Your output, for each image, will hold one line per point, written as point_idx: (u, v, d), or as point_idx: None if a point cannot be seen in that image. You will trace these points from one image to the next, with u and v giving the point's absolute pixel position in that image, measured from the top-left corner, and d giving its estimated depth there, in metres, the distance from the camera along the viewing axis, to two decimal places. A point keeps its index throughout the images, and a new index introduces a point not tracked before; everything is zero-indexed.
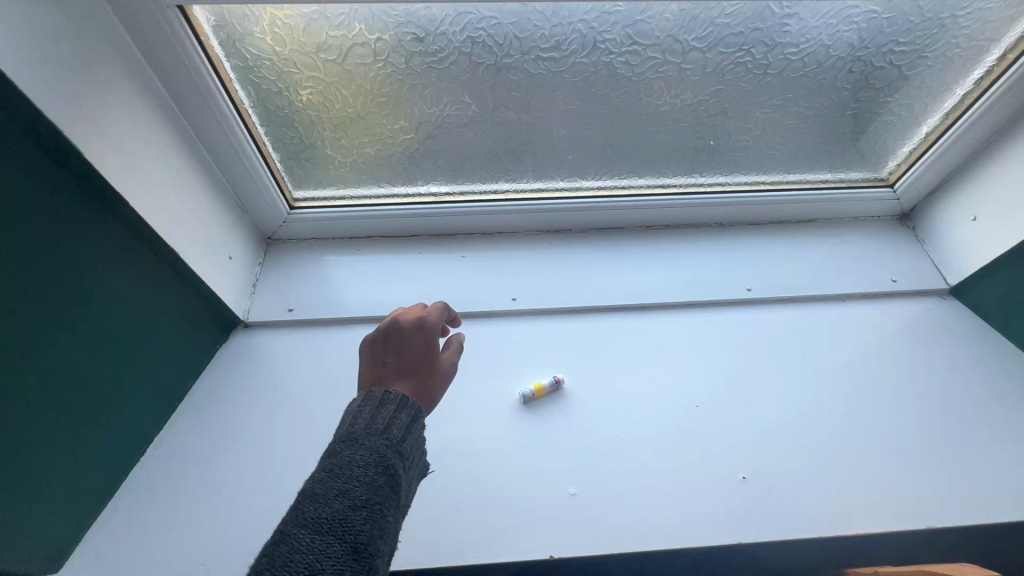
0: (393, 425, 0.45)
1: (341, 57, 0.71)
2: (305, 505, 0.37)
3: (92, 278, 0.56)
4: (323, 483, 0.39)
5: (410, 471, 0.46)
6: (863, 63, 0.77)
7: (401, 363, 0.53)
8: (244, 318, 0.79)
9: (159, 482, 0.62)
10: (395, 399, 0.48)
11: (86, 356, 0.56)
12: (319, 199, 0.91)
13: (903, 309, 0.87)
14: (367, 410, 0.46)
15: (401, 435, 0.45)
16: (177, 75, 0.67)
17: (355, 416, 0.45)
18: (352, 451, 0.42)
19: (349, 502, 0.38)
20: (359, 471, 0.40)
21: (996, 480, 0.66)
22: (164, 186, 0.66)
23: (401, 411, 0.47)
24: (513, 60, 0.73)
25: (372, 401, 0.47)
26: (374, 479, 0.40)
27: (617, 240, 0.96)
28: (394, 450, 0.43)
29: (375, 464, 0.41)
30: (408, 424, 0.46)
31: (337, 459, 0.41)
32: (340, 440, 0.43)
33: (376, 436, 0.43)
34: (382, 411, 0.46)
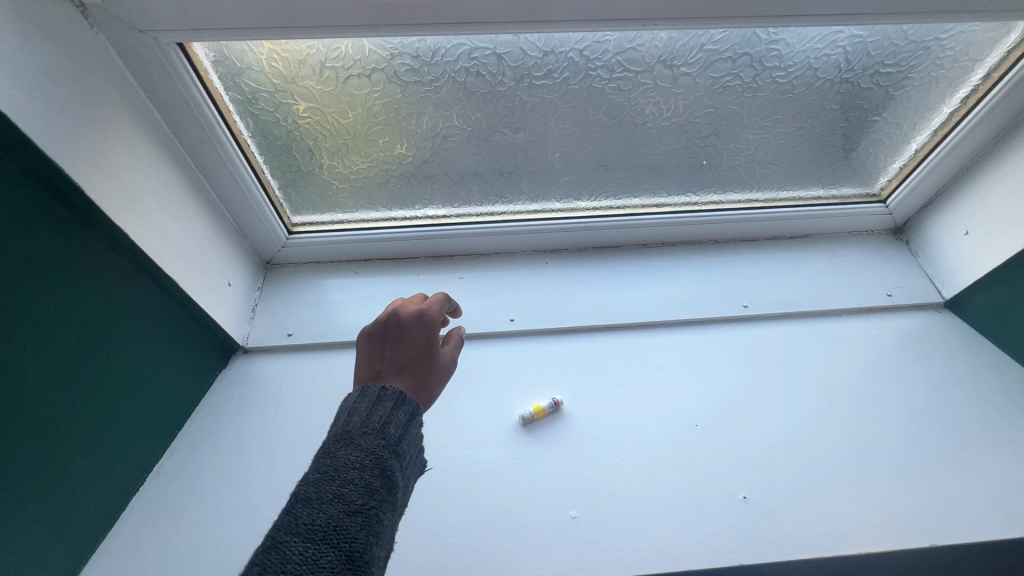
0: (390, 424, 0.45)
1: (338, 89, 0.74)
2: (299, 511, 0.36)
3: (89, 305, 0.59)
4: (317, 486, 0.38)
5: (410, 470, 0.45)
6: (851, 84, 0.80)
7: (400, 357, 0.53)
8: (243, 344, 0.85)
9: (171, 500, 0.68)
10: (392, 397, 0.47)
11: (87, 376, 0.60)
12: (315, 223, 0.96)
13: (893, 323, 0.91)
14: (363, 408, 0.46)
15: (398, 435, 0.44)
16: (178, 109, 0.70)
17: (351, 415, 0.45)
18: (347, 452, 0.41)
19: (344, 508, 0.37)
20: (355, 473, 0.39)
21: (982, 488, 0.70)
22: (164, 217, 0.70)
23: (398, 409, 0.46)
24: (507, 88, 0.76)
25: (368, 399, 0.47)
26: (370, 483, 0.39)
27: (612, 258, 1.00)
28: (391, 449, 0.42)
29: (372, 465, 0.40)
30: (405, 423, 0.46)
31: (333, 461, 0.40)
32: (336, 440, 0.42)
33: (373, 436, 0.43)
34: (379, 409, 0.46)
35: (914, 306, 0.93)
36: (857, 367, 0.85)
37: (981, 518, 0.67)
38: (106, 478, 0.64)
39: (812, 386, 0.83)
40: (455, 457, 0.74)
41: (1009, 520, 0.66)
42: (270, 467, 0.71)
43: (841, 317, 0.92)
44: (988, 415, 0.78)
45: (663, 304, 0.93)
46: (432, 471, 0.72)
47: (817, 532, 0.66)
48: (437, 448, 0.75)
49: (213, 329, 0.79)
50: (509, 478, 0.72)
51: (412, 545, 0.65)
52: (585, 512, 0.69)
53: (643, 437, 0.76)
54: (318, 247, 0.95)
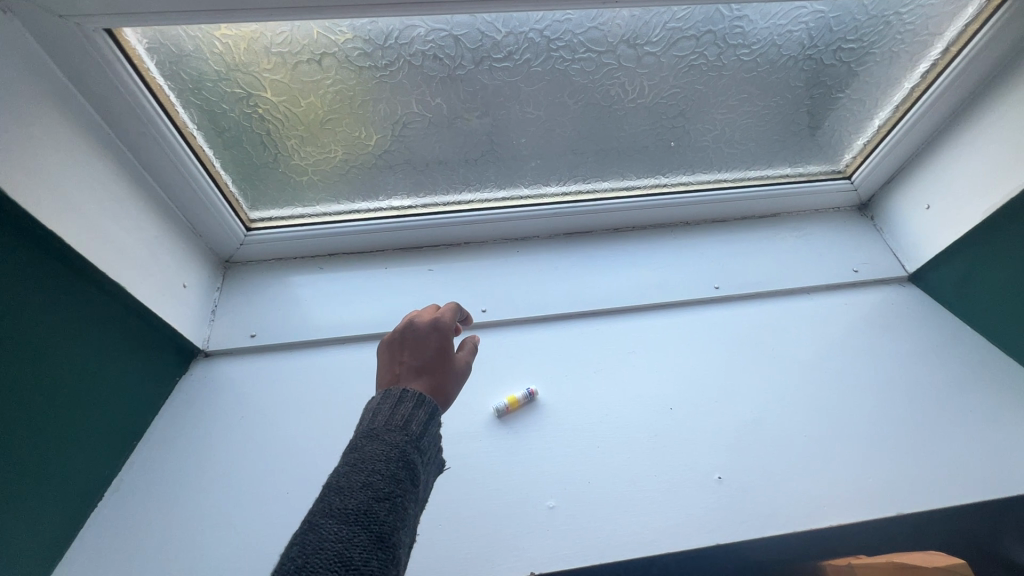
0: (411, 420, 0.43)
1: (288, 77, 0.70)
2: (331, 497, 0.36)
3: (29, 318, 0.55)
4: (347, 476, 0.37)
5: (430, 470, 0.44)
6: (814, 61, 0.80)
7: (417, 361, 0.52)
8: (203, 348, 0.81)
9: (134, 514, 0.65)
10: (413, 397, 0.45)
11: (29, 392, 0.56)
12: (274, 218, 0.92)
13: (859, 299, 0.92)
14: (385, 407, 0.44)
15: (420, 431, 0.43)
16: (113, 102, 0.65)
17: (374, 414, 0.44)
18: (373, 445, 0.40)
19: (373, 493, 0.36)
20: (382, 462, 0.38)
21: (945, 456, 0.72)
22: (105, 218, 0.66)
23: (420, 408, 0.45)
24: (467, 71, 0.73)
25: (390, 399, 0.45)
26: (397, 472, 0.38)
27: (584, 244, 0.99)
28: (416, 444, 0.41)
29: (398, 456, 0.39)
30: (428, 421, 0.44)
31: (358, 454, 0.39)
32: (362, 436, 0.41)
33: (396, 432, 0.41)
34: (401, 407, 0.44)
35: (879, 281, 0.95)
36: (826, 344, 0.86)
37: (944, 484, 0.69)
38: (59, 497, 0.60)
39: (782, 364, 0.84)
40: None
41: (970, 485, 0.69)
42: (238, 474, 0.69)
43: (809, 294, 0.93)
44: (950, 384, 0.80)
45: (634, 289, 0.92)
46: None
47: (790, 508, 0.68)
48: None
49: (169, 334, 0.75)
50: (485, 471, 0.71)
51: None
52: (563, 501, 0.68)
53: (618, 424, 0.76)
54: (279, 243, 0.91)
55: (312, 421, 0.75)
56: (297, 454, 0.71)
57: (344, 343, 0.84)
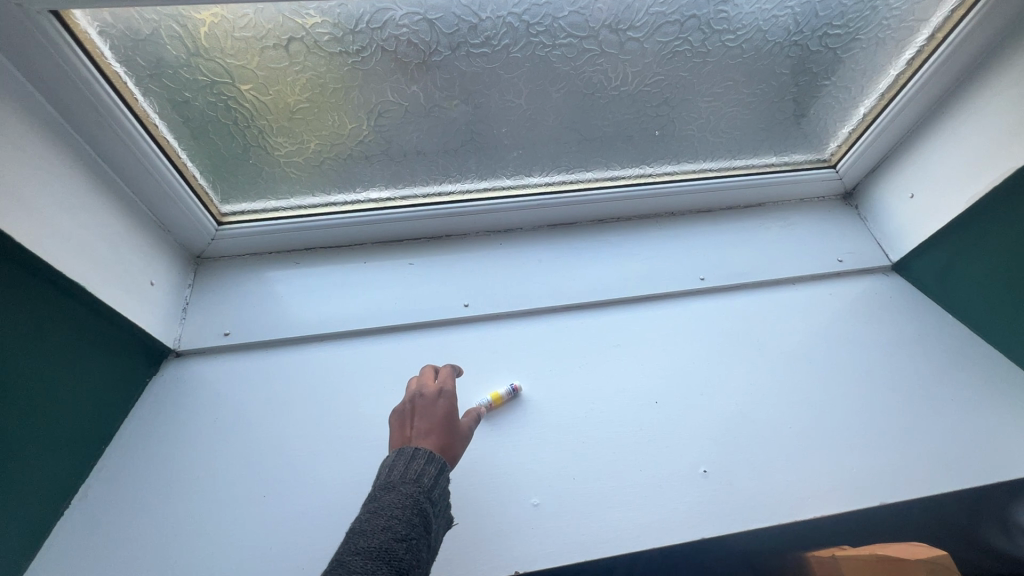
0: (425, 473, 0.48)
1: (254, 62, 0.67)
2: (356, 539, 0.41)
3: None
4: (369, 521, 0.43)
5: (443, 519, 0.48)
6: (800, 47, 0.78)
7: (426, 423, 0.54)
8: (174, 348, 0.78)
9: (102, 523, 0.63)
10: (425, 454, 0.50)
11: None
12: (247, 211, 0.88)
13: (844, 288, 0.92)
14: (400, 462, 0.49)
15: (433, 482, 0.47)
16: (65, 90, 0.61)
17: (390, 468, 0.48)
18: (391, 495, 0.45)
19: (393, 535, 0.41)
20: (400, 509, 0.43)
21: (927, 445, 0.72)
22: (61, 213, 0.62)
23: (430, 463, 0.49)
24: (444, 57, 0.70)
25: (404, 456, 0.49)
26: (413, 518, 0.43)
27: (568, 236, 0.97)
28: (430, 493, 0.46)
29: (414, 504, 0.44)
30: (438, 474, 0.49)
31: (378, 503, 0.44)
32: (379, 488, 0.46)
33: (412, 482, 0.46)
34: (414, 462, 0.48)
35: (864, 270, 0.94)
36: (811, 334, 0.86)
37: (925, 473, 0.69)
38: (21, 507, 0.58)
39: (767, 356, 0.83)
40: None
41: (951, 474, 0.69)
42: (212, 479, 0.67)
43: (794, 285, 0.93)
44: (933, 373, 0.80)
45: (619, 281, 0.91)
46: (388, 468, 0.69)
47: (775, 500, 0.68)
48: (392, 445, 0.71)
49: (137, 334, 0.72)
50: (468, 470, 0.70)
51: None
52: (548, 499, 0.67)
53: (603, 419, 0.75)
54: (252, 238, 0.88)
55: (290, 422, 0.73)
56: (273, 456, 0.69)
57: (322, 340, 0.82)
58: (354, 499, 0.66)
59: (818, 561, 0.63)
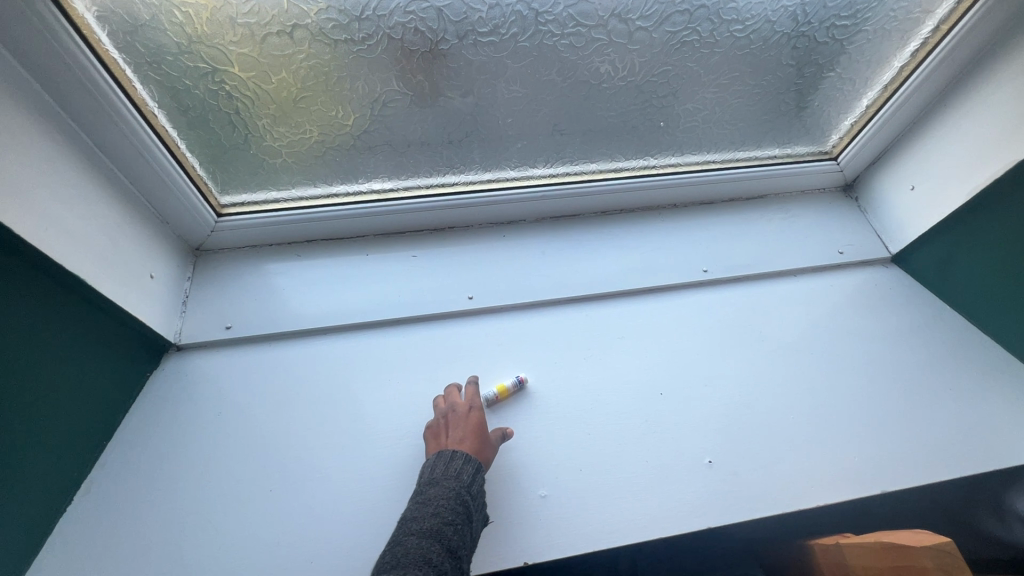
0: (464, 471, 0.58)
1: (256, 49, 0.65)
2: (410, 523, 0.53)
3: None
4: (420, 510, 0.54)
5: (486, 510, 0.58)
6: (806, 38, 0.78)
7: (459, 432, 0.65)
8: (175, 341, 0.77)
9: (106, 518, 0.62)
10: (462, 455, 0.60)
11: None
12: (247, 202, 0.87)
13: (845, 280, 0.93)
14: (441, 462, 0.60)
15: (471, 478, 0.58)
16: (64, 79, 0.59)
17: (433, 468, 0.60)
18: (436, 488, 0.56)
19: (441, 520, 0.52)
20: (444, 499, 0.55)
21: (927, 435, 0.73)
22: (60, 204, 0.60)
23: (467, 463, 0.60)
24: (450, 46, 0.69)
25: (444, 457, 0.61)
26: (457, 507, 0.54)
27: (571, 227, 0.97)
28: (469, 487, 0.57)
29: (457, 495, 0.55)
30: (475, 472, 0.59)
31: (426, 495, 0.56)
32: (426, 483, 0.58)
33: (453, 478, 0.57)
34: (454, 462, 0.59)
35: (864, 262, 0.95)
36: (813, 326, 0.86)
37: (925, 462, 0.70)
38: (23, 503, 0.57)
39: (771, 347, 0.84)
40: (416, 444, 0.70)
41: (951, 463, 0.70)
42: (217, 474, 0.66)
43: (796, 276, 0.93)
44: (933, 363, 0.81)
45: (623, 273, 0.91)
46: (395, 460, 0.69)
47: (779, 489, 0.68)
48: (398, 438, 0.71)
49: (138, 328, 0.71)
50: None
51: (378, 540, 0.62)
52: (555, 491, 0.67)
53: (609, 411, 0.75)
54: (252, 230, 0.86)
55: (295, 416, 0.72)
56: (280, 450, 0.69)
57: (326, 333, 0.81)
58: (361, 492, 0.66)
59: (821, 549, 0.64)
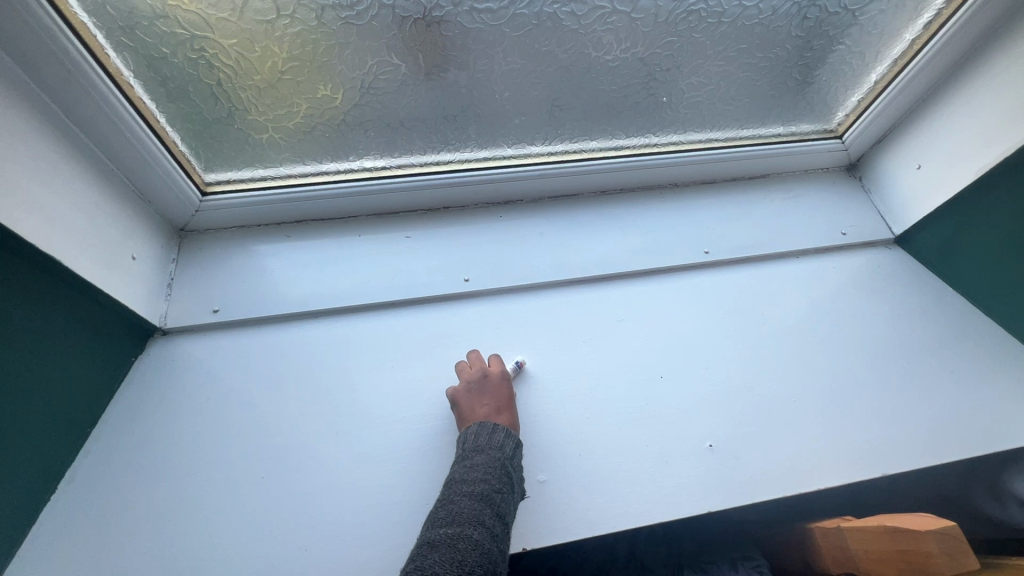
0: (506, 444, 0.58)
1: (238, 15, 0.62)
2: (461, 485, 0.52)
3: None
4: (469, 473, 0.54)
5: (523, 484, 0.58)
6: (817, 9, 0.75)
7: (495, 402, 0.65)
8: (160, 325, 0.74)
9: (93, 508, 0.60)
10: (503, 430, 0.60)
11: None
12: (232, 180, 0.83)
13: (848, 261, 0.91)
14: (483, 433, 0.59)
15: (512, 452, 0.58)
16: (31, 48, 0.56)
17: (475, 435, 0.59)
18: (481, 456, 0.56)
19: (490, 486, 0.52)
20: (492, 468, 0.54)
21: (929, 418, 0.73)
22: (32, 180, 0.57)
23: (508, 437, 0.59)
24: (445, 13, 0.66)
25: (485, 428, 0.60)
26: (503, 476, 0.54)
27: (570, 207, 0.94)
28: (511, 460, 0.57)
29: (502, 466, 0.55)
30: (515, 447, 0.59)
31: (472, 461, 0.55)
32: (470, 450, 0.57)
33: (497, 449, 0.57)
34: (495, 435, 0.59)
35: (867, 243, 0.94)
36: (815, 308, 0.85)
37: (926, 445, 0.70)
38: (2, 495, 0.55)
39: (772, 330, 0.82)
40: (412, 429, 0.69)
41: (951, 446, 0.70)
42: (207, 461, 0.65)
43: (798, 258, 0.92)
44: (935, 346, 0.80)
45: (623, 254, 0.89)
46: (390, 446, 0.67)
47: (779, 473, 0.68)
48: (393, 424, 0.69)
49: (121, 311, 0.68)
50: None
51: (374, 526, 0.61)
52: (554, 476, 0.66)
53: (610, 394, 0.74)
54: (238, 209, 0.83)
55: (287, 402, 0.70)
56: (271, 437, 0.67)
57: (317, 317, 0.79)
58: (356, 479, 0.64)
59: (822, 531, 0.65)
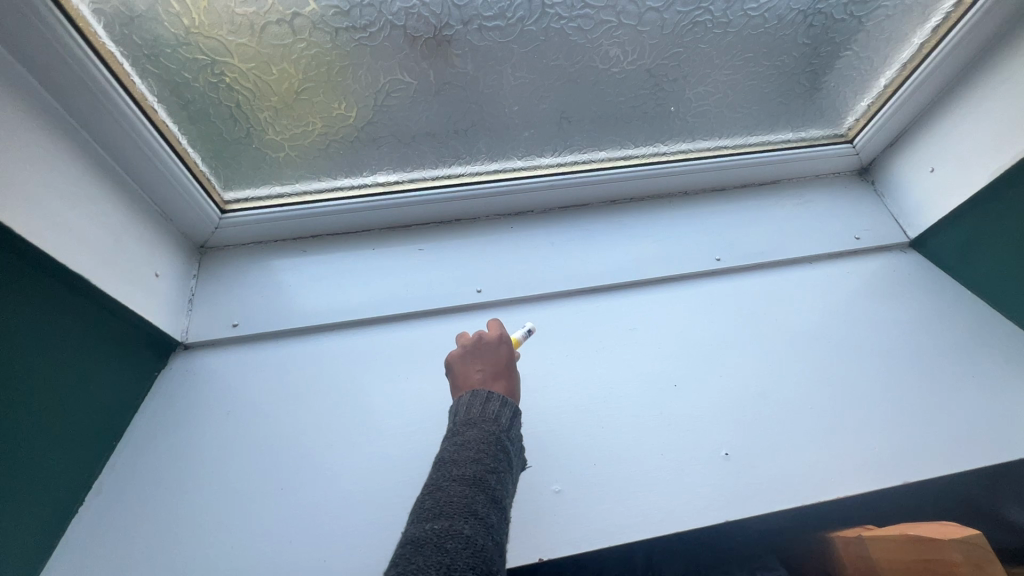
0: (502, 413, 0.50)
1: (256, 38, 0.64)
2: (449, 467, 0.44)
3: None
4: (458, 452, 0.45)
5: (520, 455, 0.51)
6: (822, 16, 0.76)
7: (492, 367, 0.57)
8: (182, 340, 0.76)
9: (118, 520, 0.62)
10: (499, 397, 0.52)
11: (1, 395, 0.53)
12: (250, 198, 0.86)
13: (862, 266, 0.90)
14: (475, 401, 0.51)
15: (510, 422, 0.50)
16: (60, 74, 0.58)
17: (468, 406, 0.50)
18: (474, 431, 0.47)
19: (484, 467, 0.44)
20: (486, 444, 0.46)
21: (951, 424, 0.71)
22: (61, 203, 0.59)
23: (506, 405, 0.51)
24: (454, 32, 0.68)
25: (479, 396, 0.51)
26: (499, 452, 0.46)
27: (581, 217, 0.95)
28: (508, 432, 0.49)
29: (497, 440, 0.47)
30: (513, 416, 0.51)
31: (463, 437, 0.47)
32: (461, 423, 0.49)
33: (492, 420, 0.49)
34: (490, 404, 0.50)
35: (881, 248, 0.93)
36: (830, 313, 0.84)
37: (949, 452, 0.69)
38: (34, 507, 0.57)
39: (787, 336, 0.82)
40: (428, 440, 0.69)
41: (974, 452, 0.69)
42: (228, 473, 0.66)
43: (812, 263, 0.91)
44: (955, 350, 0.79)
45: (635, 263, 0.89)
46: (406, 457, 0.68)
47: (798, 482, 0.67)
48: (408, 435, 0.70)
49: (146, 327, 0.71)
50: None
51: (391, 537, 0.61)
52: (569, 486, 0.66)
53: (623, 403, 0.74)
54: (256, 225, 0.85)
55: (303, 414, 0.71)
56: (289, 449, 0.68)
57: (333, 330, 0.80)
58: (372, 489, 0.65)
59: (845, 542, 0.63)
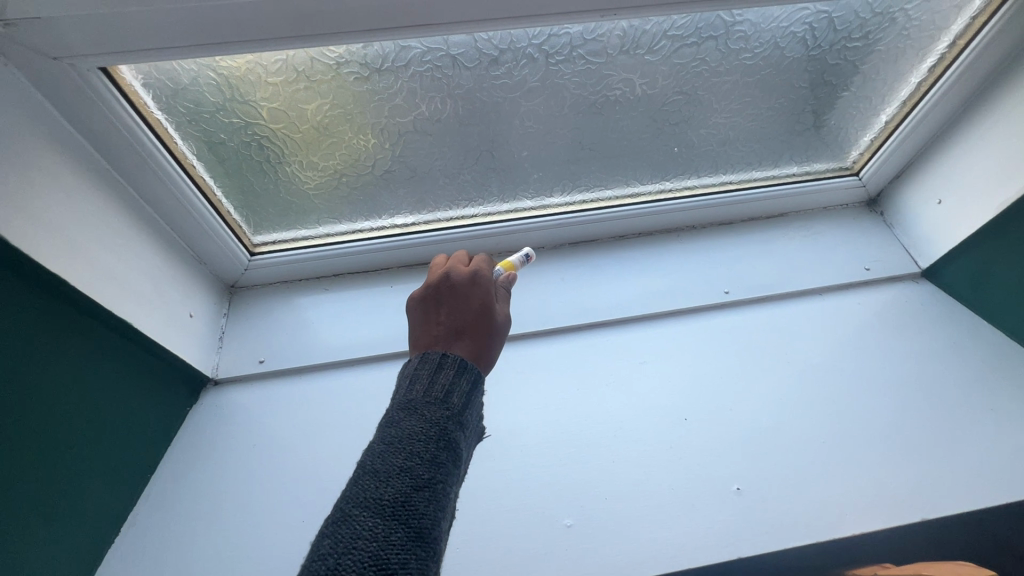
0: (452, 393, 0.45)
1: (285, 101, 0.70)
2: (367, 484, 0.37)
3: (48, 364, 0.56)
4: (383, 460, 0.39)
5: (472, 433, 0.47)
6: (818, 61, 0.79)
7: (455, 320, 0.54)
8: (212, 376, 0.81)
9: (149, 551, 0.65)
10: (452, 364, 0.48)
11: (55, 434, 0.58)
12: (278, 241, 0.92)
13: (873, 297, 0.91)
14: (422, 381, 0.46)
15: (458, 404, 0.45)
16: (110, 140, 0.65)
17: (414, 381, 0.46)
18: (412, 421, 0.42)
19: (411, 483, 0.37)
20: (419, 446, 0.40)
21: (968, 459, 0.70)
22: (107, 253, 0.65)
23: (458, 377, 0.47)
24: (465, 91, 0.73)
25: (429, 365, 0.48)
26: (434, 456, 0.40)
27: (591, 253, 0.98)
28: (455, 420, 0.43)
29: (436, 438, 0.41)
30: (467, 392, 0.47)
31: (397, 432, 0.41)
32: (400, 410, 0.43)
33: (436, 408, 0.43)
34: (438, 380, 0.46)
35: (892, 278, 0.93)
36: (840, 345, 0.85)
37: (968, 488, 0.68)
38: (77, 539, 0.61)
39: (797, 369, 0.82)
40: None
41: (995, 488, 0.67)
42: (252, 505, 0.69)
43: (821, 295, 0.92)
44: (971, 383, 0.78)
45: (644, 297, 0.91)
46: None
47: (811, 518, 0.67)
48: None
49: (180, 366, 0.75)
50: (501, 492, 0.70)
51: None
52: (581, 520, 0.67)
53: (633, 437, 0.75)
54: (283, 266, 0.90)
55: (324, 447, 0.74)
56: (309, 482, 0.71)
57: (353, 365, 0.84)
58: None
59: None
